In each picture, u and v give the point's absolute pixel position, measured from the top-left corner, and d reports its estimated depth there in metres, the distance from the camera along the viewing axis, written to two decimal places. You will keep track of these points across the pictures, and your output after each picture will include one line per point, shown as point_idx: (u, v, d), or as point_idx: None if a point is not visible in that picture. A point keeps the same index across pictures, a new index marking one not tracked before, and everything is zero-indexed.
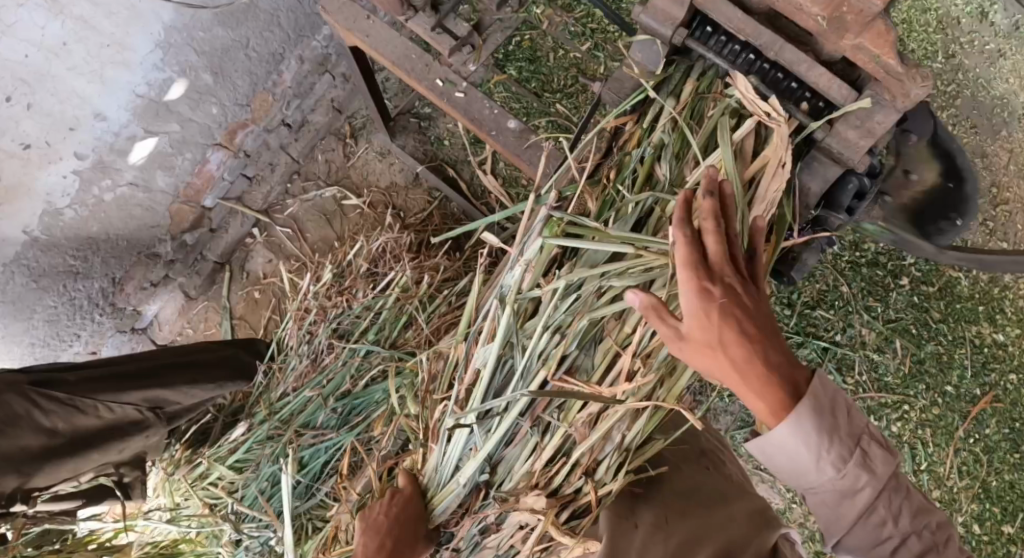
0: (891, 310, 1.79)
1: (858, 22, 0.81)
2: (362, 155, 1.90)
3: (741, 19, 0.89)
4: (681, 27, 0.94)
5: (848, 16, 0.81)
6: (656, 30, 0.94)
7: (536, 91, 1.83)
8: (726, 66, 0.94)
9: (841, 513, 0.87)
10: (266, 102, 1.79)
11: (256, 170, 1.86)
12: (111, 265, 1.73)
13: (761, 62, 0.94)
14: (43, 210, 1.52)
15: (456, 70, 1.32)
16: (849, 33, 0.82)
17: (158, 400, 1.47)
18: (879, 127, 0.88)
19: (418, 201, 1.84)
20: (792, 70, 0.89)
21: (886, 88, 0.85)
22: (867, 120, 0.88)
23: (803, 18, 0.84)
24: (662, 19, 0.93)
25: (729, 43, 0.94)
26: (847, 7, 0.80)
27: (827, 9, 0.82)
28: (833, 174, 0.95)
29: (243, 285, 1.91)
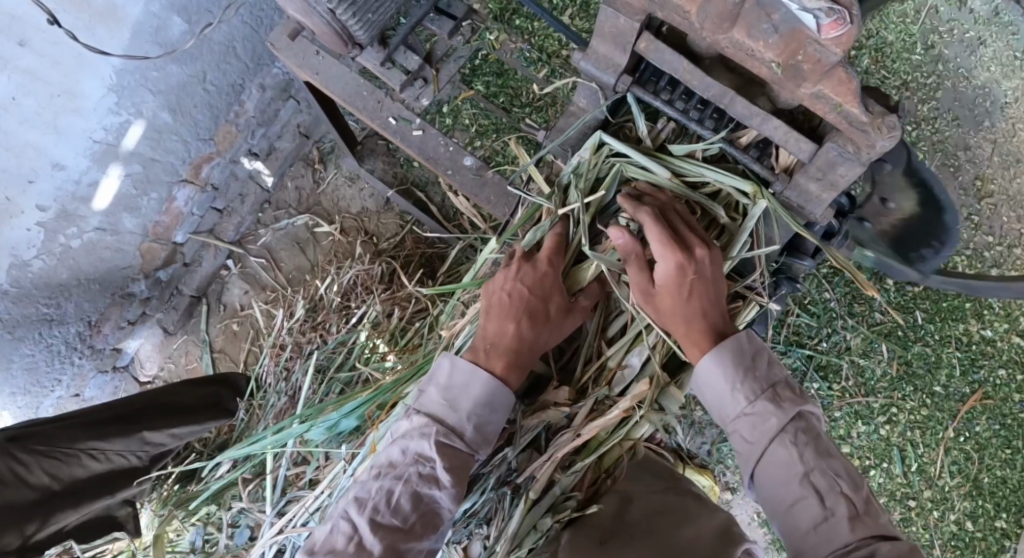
0: (875, 313, 1.78)
1: (816, 72, 0.76)
2: (332, 181, 1.87)
3: (688, 69, 0.86)
4: (624, 74, 0.93)
5: (804, 65, 0.76)
6: (598, 76, 0.93)
7: (505, 106, 1.74)
8: (675, 115, 0.94)
9: (784, 490, 0.92)
10: (230, 135, 1.74)
11: (225, 202, 1.83)
12: (85, 309, 1.73)
13: (711, 109, 0.96)
14: (11, 263, 1.52)
15: (409, 105, 1.29)
16: (808, 82, 0.78)
17: (144, 445, 1.41)
18: (841, 178, 0.87)
19: (390, 225, 1.81)
20: (744, 122, 0.87)
21: (851, 139, 0.82)
22: (829, 170, 0.87)
23: (756, 64, 0.80)
24: (604, 66, 0.92)
25: (675, 91, 0.95)
26: (803, 55, 0.75)
27: (781, 55, 0.77)
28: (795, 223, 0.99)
29: (221, 317, 1.90)
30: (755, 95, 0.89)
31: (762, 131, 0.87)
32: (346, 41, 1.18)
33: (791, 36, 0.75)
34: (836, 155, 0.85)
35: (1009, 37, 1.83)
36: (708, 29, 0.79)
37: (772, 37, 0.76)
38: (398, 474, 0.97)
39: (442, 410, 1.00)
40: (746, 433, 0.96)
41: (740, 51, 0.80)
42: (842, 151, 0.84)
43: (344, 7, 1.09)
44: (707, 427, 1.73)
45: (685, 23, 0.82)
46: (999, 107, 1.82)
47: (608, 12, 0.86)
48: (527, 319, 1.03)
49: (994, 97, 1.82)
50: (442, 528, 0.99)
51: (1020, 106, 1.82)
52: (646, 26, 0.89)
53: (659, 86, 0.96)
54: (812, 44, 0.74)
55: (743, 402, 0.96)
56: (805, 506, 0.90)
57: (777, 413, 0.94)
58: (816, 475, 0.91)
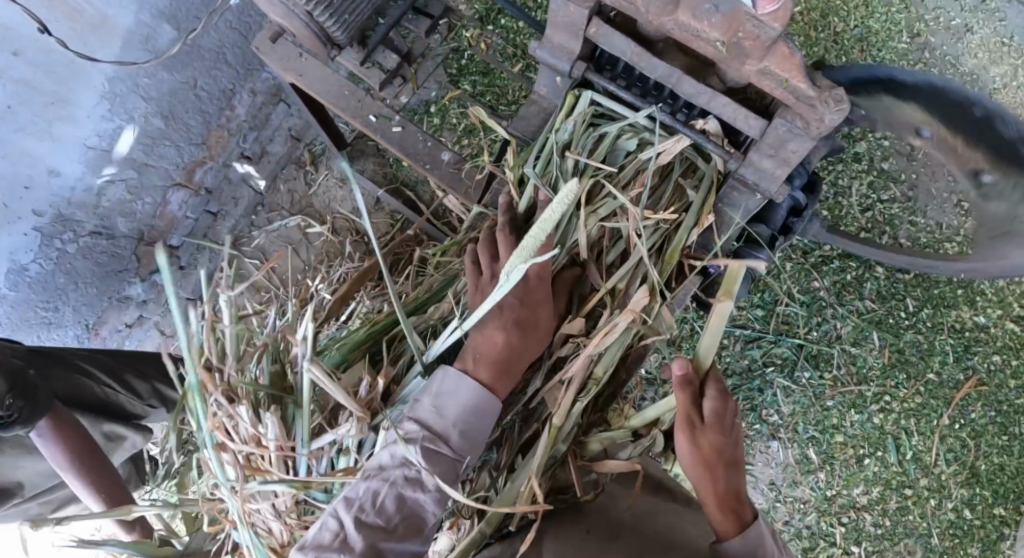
0: (864, 301, 1.79)
1: (758, 48, 0.79)
2: (323, 183, 1.86)
3: (636, 52, 0.88)
4: (580, 60, 0.94)
5: (745, 42, 0.79)
6: (555, 64, 0.94)
7: (492, 104, 1.75)
8: (629, 97, 0.96)
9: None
10: (221, 139, 1.79)
11: (219, 205, 1.86)
12: (83, 312, 1.78)
13: (666, 93, 0.97)
14: (8, 268, 1.61)
15: (390, 103, 1.31)
16: (752, 59, 0.80)
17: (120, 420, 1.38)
18: (792, 154, 0.89)
19: (382, 224, 1.82)
20: (692, 100, 0.89)
21: (799, 115, 0.84)
22: (781, 146, 0.89)
23: (703, 45, 0.82)
24: (559, 55, 0.93)
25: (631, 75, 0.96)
26: (743, 33, 0.78)
27: (725, 34, 0.79)
28: (754, 204, 0.99)
29: (218, 320, 1.90)
30: (707, 76, 0.91)
31: (712, 109, 0.88)
32: (325, 43, 1.21)
33: (732, 17, 0.78)
34: (784, 131, 0.87)
35: (996, 24, 1.83)
36: (654, 12, 0.82)
37: (715, 16, 0.78)
38: (386, 476, 0.94)
39: (430, 416, 0.97)
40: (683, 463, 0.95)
41: (685, 32, 0.82)
42: (792, 126, 0.86)
43: (320, 9, 1.11)
44: None
45: (631, 9, 0.85)
46: (988, 93, 1.81)
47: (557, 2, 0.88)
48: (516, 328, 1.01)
49: (982, 83, 1.81)
50: (426, 533, 0.95)
51: (1010, 92, 1.82)
52: (597, 12, 0.90)
53: (615, 73, 0.98)
54: (751, 21, 0.76)
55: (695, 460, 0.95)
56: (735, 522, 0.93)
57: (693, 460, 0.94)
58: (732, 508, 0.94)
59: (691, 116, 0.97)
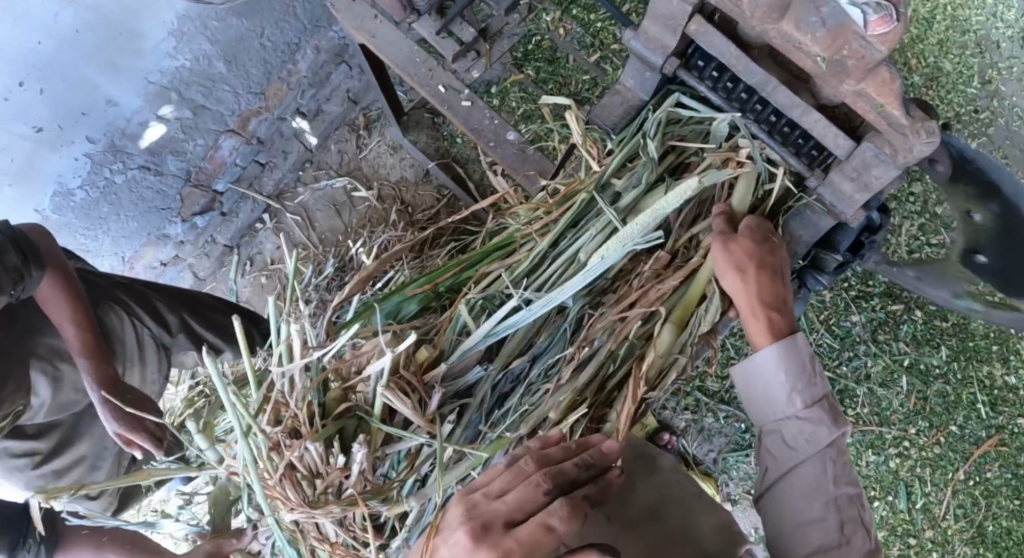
0: (899, 342, 1.76)
1: (860, 68, 0.78)
2: (374, 148, 1.89)
3: (735, 54, 0.87)
4: (673, 56, 0.92)
5: (849, 60, 0.78)
6: (647, 55, 0.93)
7: (553, 93, 1.73)
8: (718, 101, 0.95)
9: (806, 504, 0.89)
10: (280, 92, 1.78)
11: (268, 157, 1.88)
12: (121, 245, 1.80)
13: (754, 101, 0.95)
14: (54, 191, 1.61)
15: (459, 76, 1.30)
16: (851, 79, 0.79)
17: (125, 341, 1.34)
18: (874, 180, 0.88)
19: (427, 197, 1.82)
20: (786, 112, 0.88)
21: (887, 142, 0.83)
22: (864, 171, 0.88)
23: (803, 57, 0.82)
24: (653, 47, 0.91)
25: (722, 78, 0.95)
26: (848, 51, 0.77)
27: (828, 50, 0.79)
28: (826, 224, 0.97)
29: (251, 270, 1.93)
30: (799, 90, 0.89)
31: (802, 123, 0.87)
32: (406, 7, 1.20)
33: (837, 33, 0.77)
34: (870, 156, 0.86)
35: None
36: (758, 18, 0.81)
37: (819, 31, 0.78)
38: None
39: None
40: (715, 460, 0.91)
41: (787, 43, 0.81)
42: (879, 151, 0.85)
43: None
44: (716, 434, 1.75)
45: (736, 12, 0.84)
46: None
47: None
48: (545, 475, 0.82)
49: None
50: None
51: None
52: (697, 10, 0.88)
53: (704, 73, 0.95)
54: (858, 40, 0.76)
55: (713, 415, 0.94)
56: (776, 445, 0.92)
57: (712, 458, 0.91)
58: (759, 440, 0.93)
59: (777, 127, 0.96)
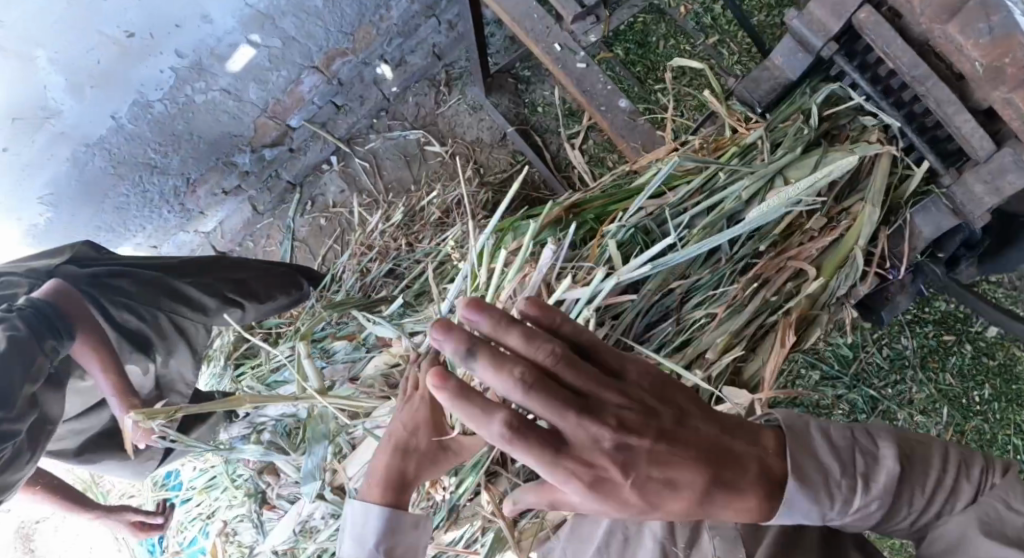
0: (945, 374, 1.77)
1: (1016, 78, 0.78)
2: (453, 106, 1.89)
3: (899, 47, 0.89)
4: (832, 40, 0.95)
5: (1008, 69, 0.79)
6: (807, 37, 0.96)
7: (639, 76, 1.68)
8: (866, 89, 0.97)
9: None
10: (368, 36, 1.76)
11: (345, 100, 1.87)
12: (188, 166, 1.78)
13: (901, 93, 0.96)
14: (134, 100, 1.57)
15: (577, 38, 1.28)
16: (1004, 87, 0.80)
17: (159, 334, 1.36)
18: (1007, 187, 0.88)
19: (501, 160, 1.83)
20: (942, 107, 0.89)
21: None
22: (997, 177, 0.88)
23: (962, 60, 0.82)
24: (815, 29, 0.94)
25: (873, 66, 0.97)
26: (1010, 60, 0.78)
27: (987, 56, 0.80)
28: (948, 224, 0.96)
29: (311, 210, 1.94)
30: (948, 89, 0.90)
31: (952, 122, 0.89)
32: None
33: (999, 44, 0.78)
34: (1010, 162, 0.87)
35: None
36: (928, 17, 0.84)
37: (984, 39, 0.79)
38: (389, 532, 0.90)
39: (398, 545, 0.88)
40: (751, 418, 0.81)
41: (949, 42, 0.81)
42: (1019, 160, 0.86)
43: None
44: None
45: None
46: None
47: None
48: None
49: None
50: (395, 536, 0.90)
51: None
52: None
53: (857, 60, 0.97)
54: None
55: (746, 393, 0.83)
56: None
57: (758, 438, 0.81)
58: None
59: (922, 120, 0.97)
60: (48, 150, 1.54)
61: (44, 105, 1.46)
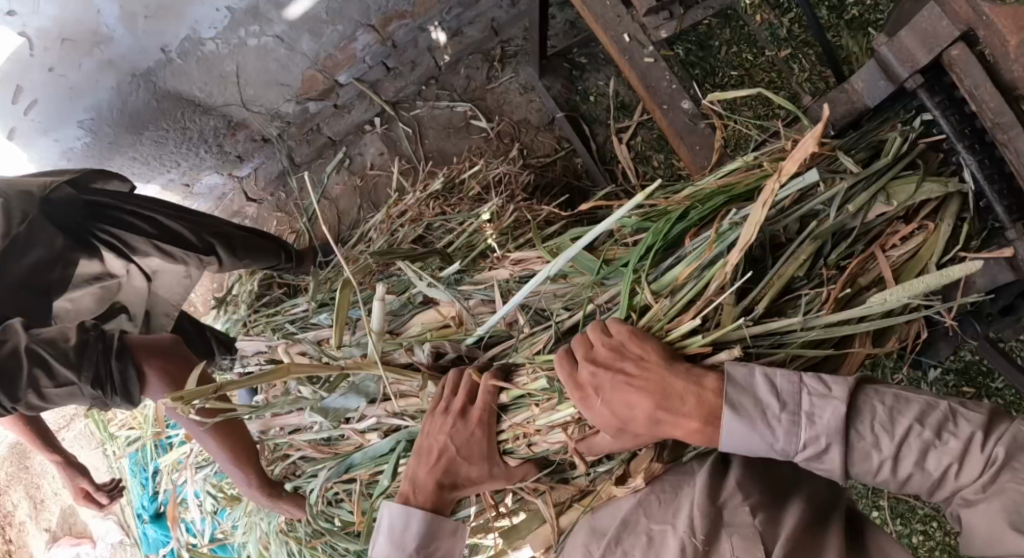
0: None
1: None
2: (504, 84, 1.85)
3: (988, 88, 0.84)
4: (919, 74, 0.92)
5: None
6: (894, 68, 0.92)
7: (696, 80, 1.64)
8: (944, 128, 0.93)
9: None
10: (429, 1, 1.73)
11: (396, 63, 1.84)
12: (231, 109, 1.76)
13: (981, 138, 0.90)
14: (187, 36, 1.55)
15: (647, 31, 1.26)
16: None
17: (141, 253, 1.49)
18: None
19: (545, 145, 1.81)
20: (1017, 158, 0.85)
21: None
22: None
23: None
24: (901, 58, 0.91)
25: (957, 106, 0.91)
26: None
27: None
28: (1004, 278, 0.93)
29: (348, 169, 1.94)
30: None
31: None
32: None
33: None
34: None
35: None
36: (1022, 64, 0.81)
37: None
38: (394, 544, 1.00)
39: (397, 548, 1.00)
40: (822, 405, 0.82)
41: None
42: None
43: None
44: None
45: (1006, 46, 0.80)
46: None
47: (932, 11, 0.87)
48: (639, 417, 0.87)
49: None
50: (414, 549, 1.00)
51: None
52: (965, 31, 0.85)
53: (940, 96, 0.92)
54: None
55: (814, 373, 0.82)
56: (937, 458, 0.78)
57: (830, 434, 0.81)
58: (903, 452, 0.79)
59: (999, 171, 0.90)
60: (95, 74, 1.53)
61: (98, 29, 1.44)
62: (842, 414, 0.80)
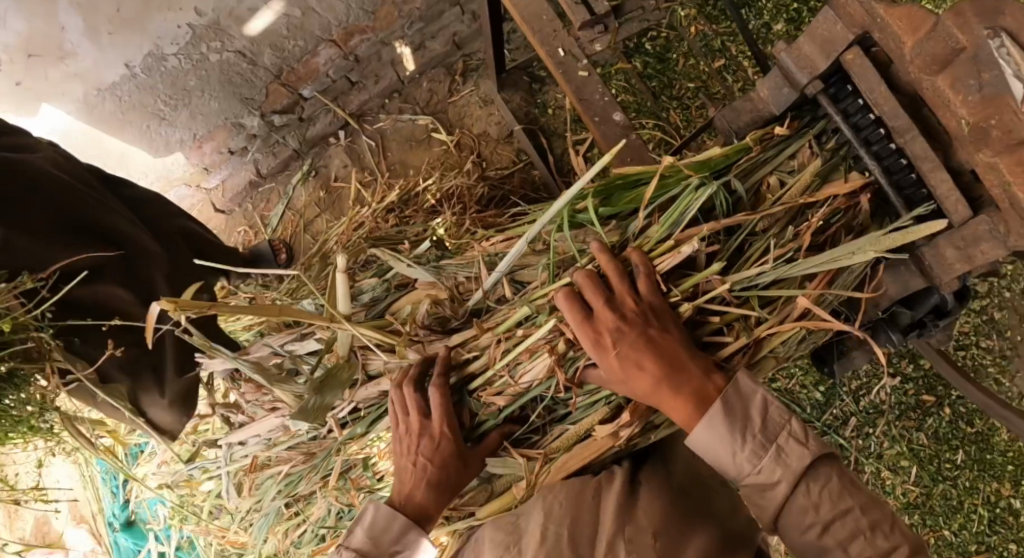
0: (920, 434, 1.74)
1: (1002, 142, 0.74)
2: (464, 97, 1.88)
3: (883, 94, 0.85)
4: (818, 79, 0.90)
5: (994, 131, 0.74)
6: (792, 73, 0.91)
7: (654, 91, 1.67)
8: (847, 134, 0.90)
9: None
10: (390, 16, 1.77)
11: (359, 77, 1.88)
12: (196, 122, 1.80)
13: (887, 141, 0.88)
14: (149, 51, 1.59)
15: (582, 45, 1.29)
16: (989, 149, 0.75)
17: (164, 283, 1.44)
18: (980, 255, 0.82)
19: (503, 157, 1.83)
20: (916, 163, 0.85)
21: (1005, 221, 0.78)
22: (972, 243, 0.82)
23: (947, 116, 0.79)
24: (801, 65, 0.90)
25: (859, 111, 0.90)
26: (997, 121, 0.73)
27: (974, 114, 0.75)
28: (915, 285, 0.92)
29: (313, 182, 1.97)
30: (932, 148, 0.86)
31: (928, 179, 0.84)
32: None
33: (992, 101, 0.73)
34: (985, 230, 0.81)
35: None
36: (915, 67, 0.79)
37: (974, 94, 0.75)
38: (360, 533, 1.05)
39: (364, 525, 1.05)
40: (794, 448, 0.88)
41: (936, 97, 0.77)
42: (993, 229, 0.80)
43: None
44: None
45: (897, 52, 0.80)
46: None
47: (828, 14, 0.86)
48: (645, 348, 0.92)
49: None
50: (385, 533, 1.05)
51: None
52: (862, 39, 0.85)
53: (842, 103, 0.91)
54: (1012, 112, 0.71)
55: (799, 428, 0.89)
56: (861, 546, 0.83)
57: (783, 476, 0.87)
58: (835, 523, 0.84)
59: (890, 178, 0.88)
60: (62, 86, 1.57)
61: (61, 44, 1.49)
62: (807, 463, 0.87)
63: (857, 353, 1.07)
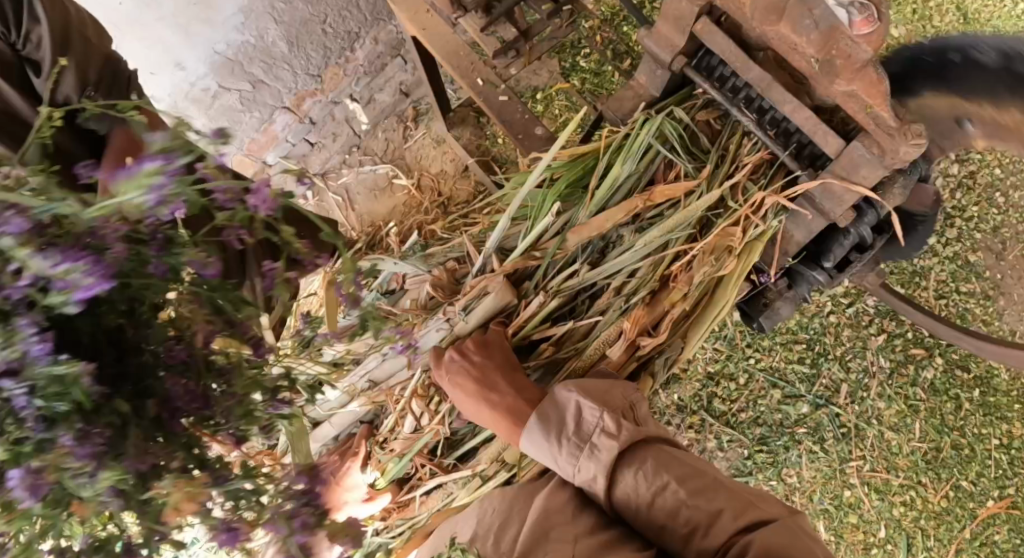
0: (916, 389, 1.72)
1: (849, 69, 0.80)
2: (418, 140, 1.95)
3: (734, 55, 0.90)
4: (681, 55, 0.97)
5: (837, 60, 0.81)
6: (656, 54, 0.97)
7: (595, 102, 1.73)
8: (721, 101, 0.97)
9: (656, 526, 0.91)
10: (337, 77, 1.97)
11: (318, 137, 2.00)
12: None
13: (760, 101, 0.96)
14: None
15: (499, 72, 1.38)
16: (842, 79, 0.81)
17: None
18: (861, 181, 0.89)
19: (464, 191, 1.87)
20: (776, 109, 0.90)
21: (875, 142, 0.85)
22: (852, 172, 0.89)
23: (798, 58, 0.84)
24: (663, 45, 0.96)
25: (732, 79, 0.97)
26: (837, 51, 0.80)
27: (820, 51, 0.81)
28: (816, 226, 1.00)
29: None
30: (798, 93, 0.92)
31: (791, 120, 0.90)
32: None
33: (829, 34, 0.80)
34: (859, 155, 0.88)
35: None
36: (758, 21, 0.84)
37: (813, 33, 0.80)
38: None
39: None
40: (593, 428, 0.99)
41: (784, 43, 0.84)
42: (866, 153, 0.87)
43: None
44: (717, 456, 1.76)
45: (739, 14, 0.87)
46: None
47: None
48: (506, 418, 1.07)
49: None
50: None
51: None
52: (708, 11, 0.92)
53: (715, 72, 0.98)
54: (846, 40, 0.79)
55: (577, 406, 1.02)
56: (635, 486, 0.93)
57: (625, 444, 0.96)
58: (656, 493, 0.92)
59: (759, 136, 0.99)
60: None
61: None
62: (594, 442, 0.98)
63: (779, 303, 1.12)
